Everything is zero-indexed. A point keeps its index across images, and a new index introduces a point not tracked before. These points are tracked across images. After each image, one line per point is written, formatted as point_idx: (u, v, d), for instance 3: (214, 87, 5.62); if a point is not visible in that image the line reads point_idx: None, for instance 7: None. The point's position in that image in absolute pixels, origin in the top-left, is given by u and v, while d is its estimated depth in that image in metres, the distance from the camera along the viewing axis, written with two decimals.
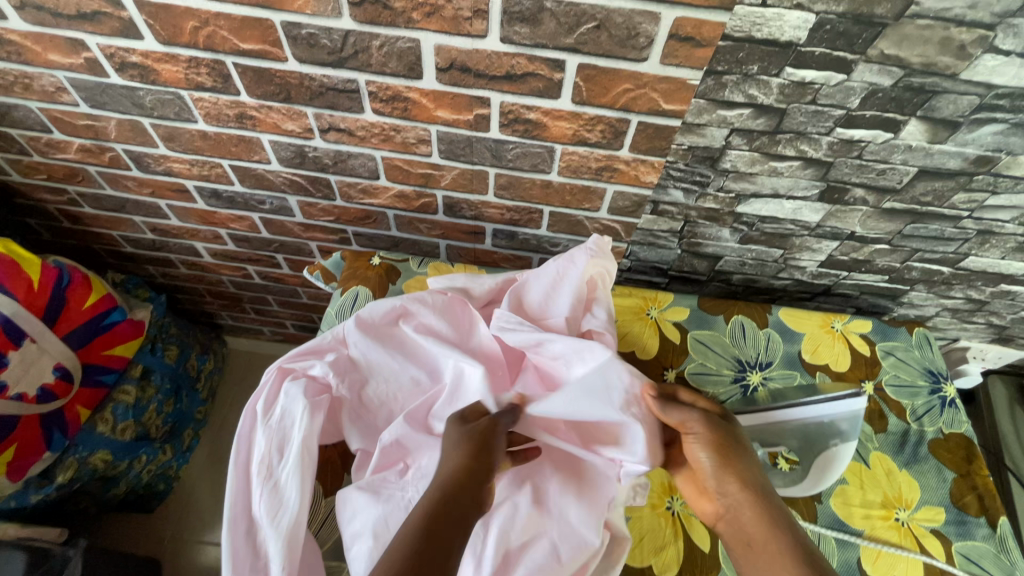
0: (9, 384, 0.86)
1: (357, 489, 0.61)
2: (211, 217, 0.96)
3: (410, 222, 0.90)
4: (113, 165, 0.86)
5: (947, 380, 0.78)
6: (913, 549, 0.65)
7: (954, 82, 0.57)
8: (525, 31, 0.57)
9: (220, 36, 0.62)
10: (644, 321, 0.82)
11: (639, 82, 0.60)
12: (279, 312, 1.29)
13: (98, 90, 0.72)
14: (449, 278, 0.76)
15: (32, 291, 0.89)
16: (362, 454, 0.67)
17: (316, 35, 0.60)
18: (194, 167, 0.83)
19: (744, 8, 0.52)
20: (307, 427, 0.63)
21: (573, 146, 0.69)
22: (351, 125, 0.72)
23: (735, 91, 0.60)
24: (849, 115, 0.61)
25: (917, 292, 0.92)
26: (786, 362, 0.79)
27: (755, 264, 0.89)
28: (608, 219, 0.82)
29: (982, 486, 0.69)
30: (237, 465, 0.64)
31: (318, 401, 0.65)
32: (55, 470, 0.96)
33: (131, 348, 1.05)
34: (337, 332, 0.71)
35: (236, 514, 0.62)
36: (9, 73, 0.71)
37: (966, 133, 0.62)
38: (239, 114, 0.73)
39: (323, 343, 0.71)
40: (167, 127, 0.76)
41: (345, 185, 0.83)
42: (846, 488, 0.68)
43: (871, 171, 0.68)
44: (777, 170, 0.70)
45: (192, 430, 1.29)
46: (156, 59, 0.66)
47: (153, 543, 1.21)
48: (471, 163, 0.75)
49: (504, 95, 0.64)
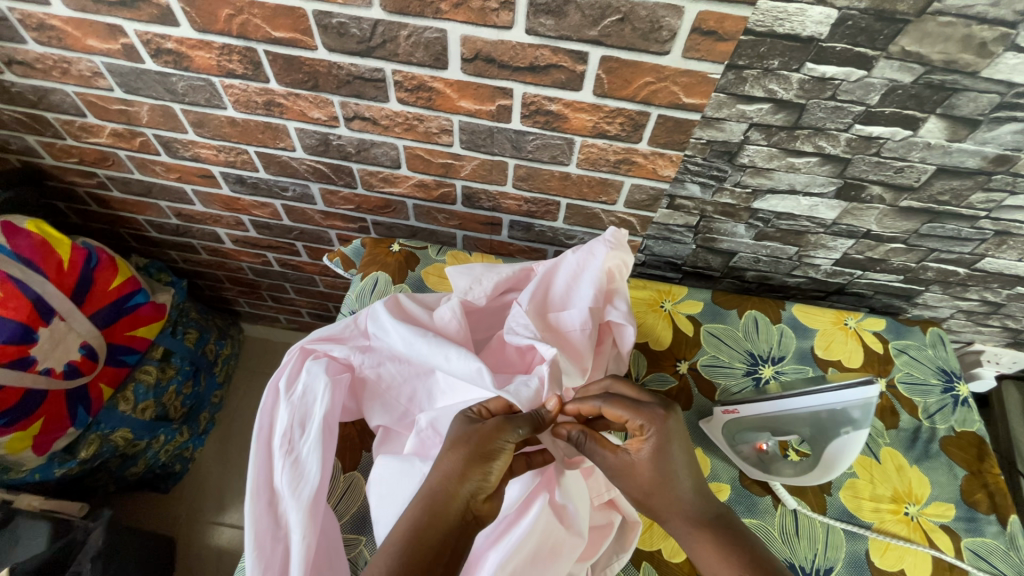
0: (38, 359, 0.88)
1: (381, 469, 0.63)
2: (235, 203, 0.98)
3: (429, 212, 0.91)
4: (143, 149, 0.88)
5: (960, 380, 0.78)
6: (922, 542, 0.65)
7: (975, 79, 0.57)
8: (550, 23, 0.58)
9: (254, 24, 0.64)
10: (658, 314, 0.83)
11: (660, 75, 0.61)
12: (296, 300, 1.31)
13: (133, 76, 0.74)
14: (467, 269, 0.77)
15: (63, 270, 0.91)
16: (383, 431, 0.69)
17: (346, 25, 0.62)
18: (221, 152, 0.86)
19: (767, 3, 0.53)
20: (328, 404, 0.65)
21: (592, 138, 0.71)
22: (375, 113, 0.73)
23: (755, 86, 0.61)
24: (869, 111, 0.62)
25: (932, 293, 0.92)
26: (799, 357, 0.79)
27: (769, 260, 0.90)
28: (624, 212, 0.83)
29: (993, 484, 0.70)
30: (259, 438, 0.67)
31: (338, 379, 0.67)
32: (78, 445, 0.99)
33: (153, 330, 1.07)
34: (359, 323, 0.73)
35: (259, 487, 0.64)
36: (48, 58, 0.74)
37: (985, 131, 0.62)
38: (268, 101, 0.75)
39: (342, 329, 0.73)
40: (197, 113, 0.79)
41: (367, 173, 0.85)
42: (856, 481, 0.69)
43: (889, 169, 0.69)
44: (795, 166, 0.71)
45: (208, 414, 1.31)
46: (191, 46, 0.68)
47: (168, 522, 1.24)
48: (491, 154, 0.77)
49: (527, 86, 0.66)
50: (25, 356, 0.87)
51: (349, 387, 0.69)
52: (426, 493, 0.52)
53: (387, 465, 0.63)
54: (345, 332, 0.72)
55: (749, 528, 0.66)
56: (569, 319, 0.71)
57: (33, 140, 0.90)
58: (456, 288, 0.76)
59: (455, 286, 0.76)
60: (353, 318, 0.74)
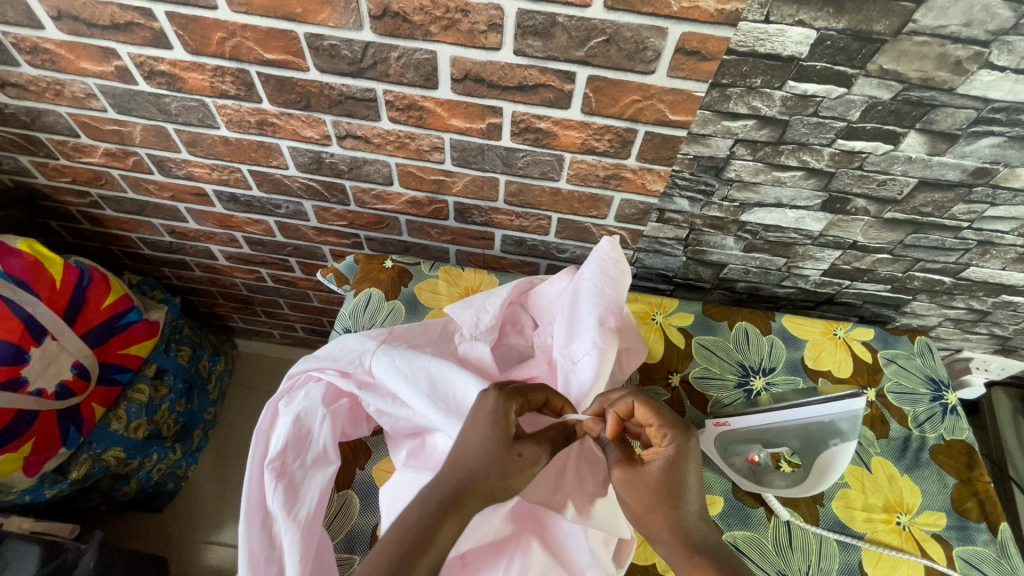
0: (29, 379, 0.89)
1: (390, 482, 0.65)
2: (228, 221, 0.98)
3: (422, 227, 0.92)
4: (136, 169, 0.89)
5: (948, 388, 0.79)
6: (914, 552, 0.66)
7: (952, 95, 0.59)
8: (537, 44, 0.59)
9: (246, 46, 0.65)
10: (650, 326, 0.84)
11: (646, 94, 0.63)
12: (290, 315, 1.31)
13: (126, 97, 0.75)
14: (467, 303, 0.76)
15: (55, 290, 0.91)
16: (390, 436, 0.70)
17: (337, 46, 0.63)
18: (214, 171, 0.86)
19: (748, 24, 0.54)
20: (330, 431, 0.67)
21: (582, 154, 0.72)
22: (367, 132, 0.74)
23: (739, 103, 0.62)
24: (851, 127, 0.63)
25: (919, 302, 0.93)
26: (789, 367, 0.80)
27: (759, 272, 0.91)
28: (615, 226, 0.84)
29: (983, 492, 0.70)
30: (254, 459, 0.67)
31: (336, 407, 0.68)
32: (69, 465, 0.99)
33: (146, 348, 1.07)
34: (355, 349, 0.71)
35: (251, 509, 0.64)
36: (41, 80, 0.75)
37: (964, 145, 0.64)
38: (261, 121, 0.75)
39: (344, 353, 0.71)
40: (190, 133, 0.79)
41: (359, 190, 0.86)
42: (848, 491, 0.70)
43: (872, 182, 0.70)
44: (781, 180, 0.72)
45: (202, 431, 1.31)
46: (184, 67, 0.69)
47: (162, 541, 1.23)
48: (482, 170, 0.78)
49: (516, 105, 0.67)
50: (17, 376, 0.87)
51: (348, 413, 0.70)
52: (449, 479, 0.52)
53: (397, 483, 0.64)
54: (351, 361, 0.70)
55: (743, 541, 0.66)
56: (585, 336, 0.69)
57: (26, 161, 0.90)
58: (461, 322, 0.75)
59: (458, 321, 0.75)
60: (356, 340, 0.72)
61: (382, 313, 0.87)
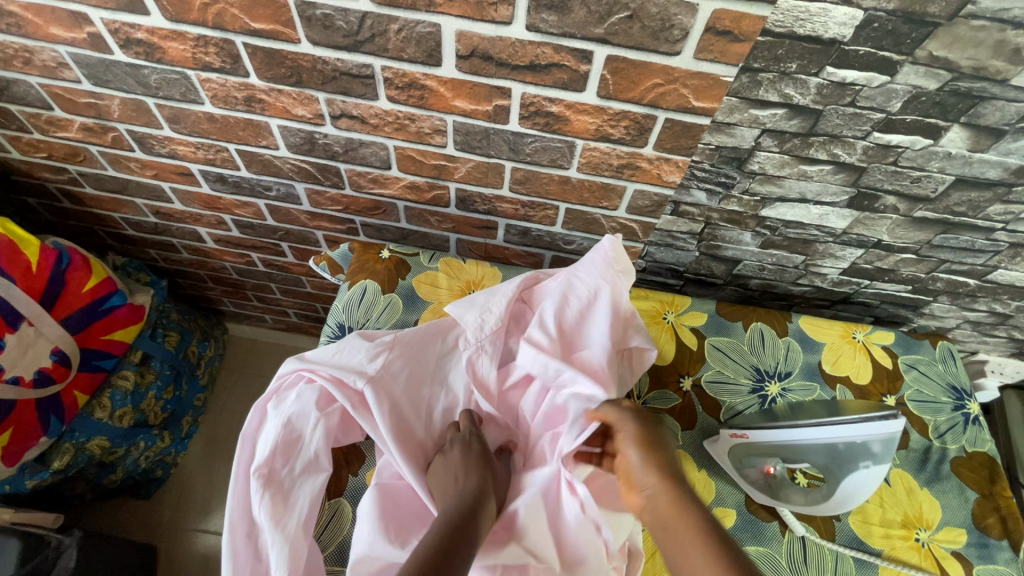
0: (5, 367, 0.84)
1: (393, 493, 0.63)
2: (215, 202, 0.93)
3: (421, 215, 0.87)
4: (116, 145, 0.83)
5: (971, 397, 0.76)
6: (933, 571, 0.63)
7: (1004, 87, 0.54)
8: (553, 19, 0.54)
9: (231, 14, 0.59)
10: (660, 326, 0.80)
11: (669, 77, 0.57)
12: (282, 300, 1.26)
13: (101, 67, 0.69)
14: (469, 303, 0.72)
15: (30, 273, 0.86)
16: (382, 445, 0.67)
17: (331, 17, 0.57)
18: (199, 150, 0.81)
19: (788, 2, 0.49)
20: (323, 436, 0.63)
21: (594, 141, 0.67)
22: (364, 112, 0.69)
23: (770, 90, 0.57)
24: (889, 119, 0.58)
25: (940, 304, 0.89)
26: (806, 372, 0.76)
27: (774, 269, 0.86)
28: (626, 218, 0.79)
29: (1006, 508, 0.67)
30: (240, 464, 0.63)
31: (330, 413, 0.64)
32: (51, 454, 0.94)
33: (131, 333, 1.02)
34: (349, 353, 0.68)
35: (235, 518, 0.60)
36: (9, 46, 0.68)
37: (1010, 142, 0.59)
38: (248, 97, 0.70)
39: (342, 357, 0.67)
40: (172, 108, 0.74)
41: (355, 174, 0.80)
42: (866, 505, 0.66)
43: (905, 178, 0.66)
44: (807, 174, 0.67)
45: (191, 417, 1.27)
46: (163, 36, 0.63)
47: (149, 530, 1.19)
48: (487, 156, 0.72)
49: (526, 86, 0.61)
50: None
51: (341, 420, 0.66)
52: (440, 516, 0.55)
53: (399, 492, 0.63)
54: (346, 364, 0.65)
55: (756, 556, 0.63)
56: (591, 361, 0.66)
57: None
58: (464, 325, 0.70)
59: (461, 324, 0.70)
60: (353, 347, 0.68)
61: (377, 308, 0.82)
